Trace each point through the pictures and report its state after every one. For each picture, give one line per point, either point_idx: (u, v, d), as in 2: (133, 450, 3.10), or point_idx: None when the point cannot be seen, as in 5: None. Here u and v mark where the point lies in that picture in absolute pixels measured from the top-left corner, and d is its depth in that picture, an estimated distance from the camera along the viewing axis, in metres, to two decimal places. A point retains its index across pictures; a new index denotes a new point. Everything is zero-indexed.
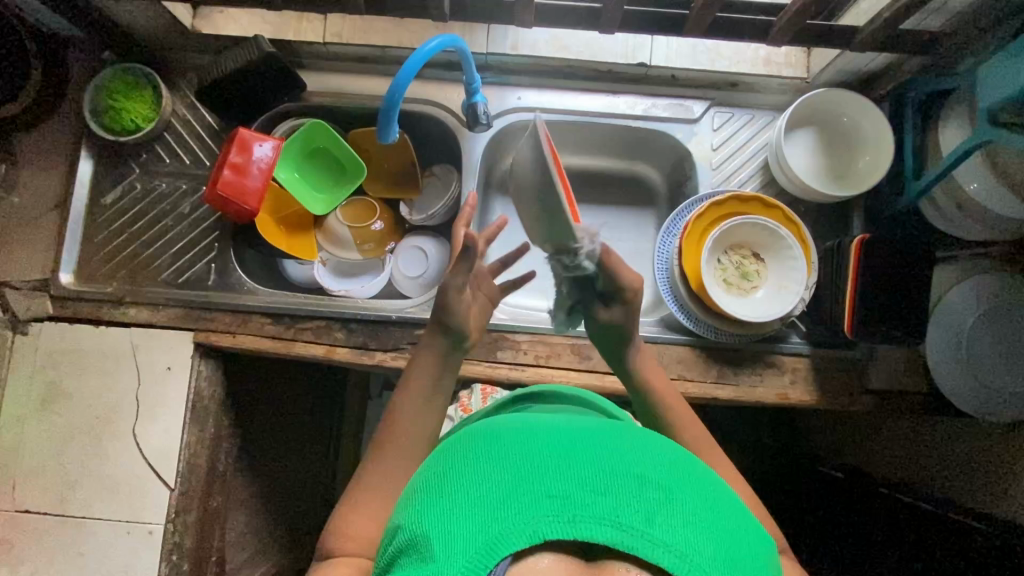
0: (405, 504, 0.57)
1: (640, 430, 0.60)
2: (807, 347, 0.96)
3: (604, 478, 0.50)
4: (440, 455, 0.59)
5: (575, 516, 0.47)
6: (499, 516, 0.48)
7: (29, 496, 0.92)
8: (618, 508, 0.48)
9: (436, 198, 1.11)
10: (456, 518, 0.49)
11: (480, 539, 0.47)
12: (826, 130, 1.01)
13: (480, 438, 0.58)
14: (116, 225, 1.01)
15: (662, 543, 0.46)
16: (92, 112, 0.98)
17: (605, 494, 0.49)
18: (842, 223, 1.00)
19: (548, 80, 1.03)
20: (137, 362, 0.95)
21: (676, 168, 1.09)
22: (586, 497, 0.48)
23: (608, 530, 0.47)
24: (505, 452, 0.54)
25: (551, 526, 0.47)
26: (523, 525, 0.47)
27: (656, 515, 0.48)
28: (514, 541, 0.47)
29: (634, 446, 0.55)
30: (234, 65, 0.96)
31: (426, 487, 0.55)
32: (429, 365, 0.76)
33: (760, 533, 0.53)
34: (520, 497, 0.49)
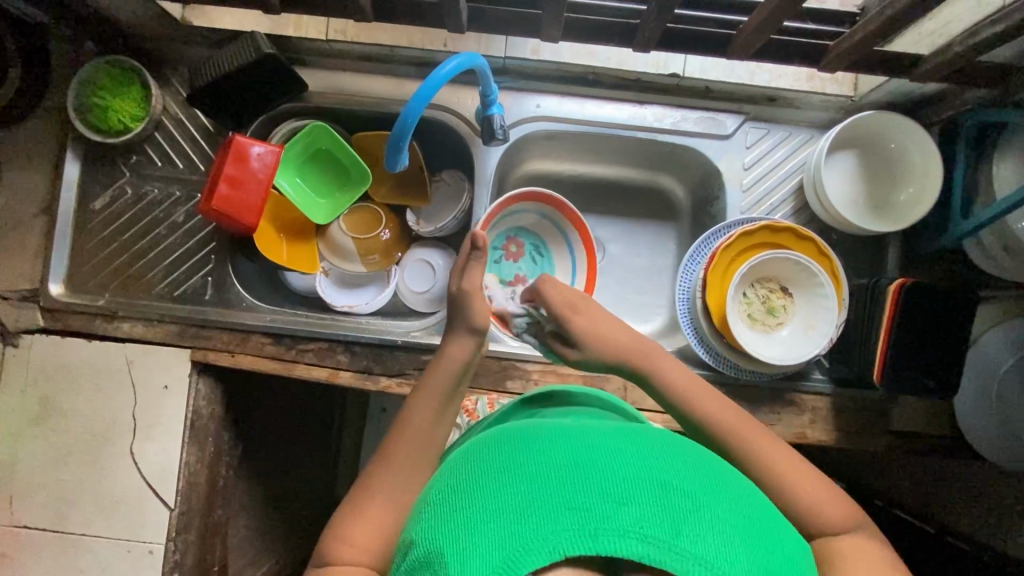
0: (414, 524, 0.51)
1: (660, 434, 0.54)
2: (830, 386, 0.92)
3: (624, 486, 0.45)
4: (448, 471, 0.54)
5: (598, 529, 0.42)
6: (513, 530, 0.43)
7: (26, 512, 0.90)
8: (644, 518, 0.42)
9: (445, 207, 1.04)
10: (470, 535, 0.44)
11: (493, 558, 0.42)
12: (868, 154, 0.93)
13: (491, 449, 0.53)
14: (107, 232, 0.95)
15: (691, 555, 0.41)
16: (75, 108, 0.90)
17: (627, 504, 0.43)
18: (876, 256, 0.94)
19: (569, 87, 0.95)
20: (132, 379, 0.91)
21: (702, 184, 1.02)
22: (609, 508, 0.43)
23: (635, 543, 0.41)
24: (519, 463, 0.49)
25: (573, 543, 0.41)
26: (541, 542, 0.42)
27: (684, 524, 0.43)
28: (533, 561, 0.41)
29: (656, 450, 0.50)
30: (228, 66, 0.87)
31: (435, 500, 0.50)
32: (453, 369, 0.76)
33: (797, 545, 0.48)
34: (536, 510, 0.44)
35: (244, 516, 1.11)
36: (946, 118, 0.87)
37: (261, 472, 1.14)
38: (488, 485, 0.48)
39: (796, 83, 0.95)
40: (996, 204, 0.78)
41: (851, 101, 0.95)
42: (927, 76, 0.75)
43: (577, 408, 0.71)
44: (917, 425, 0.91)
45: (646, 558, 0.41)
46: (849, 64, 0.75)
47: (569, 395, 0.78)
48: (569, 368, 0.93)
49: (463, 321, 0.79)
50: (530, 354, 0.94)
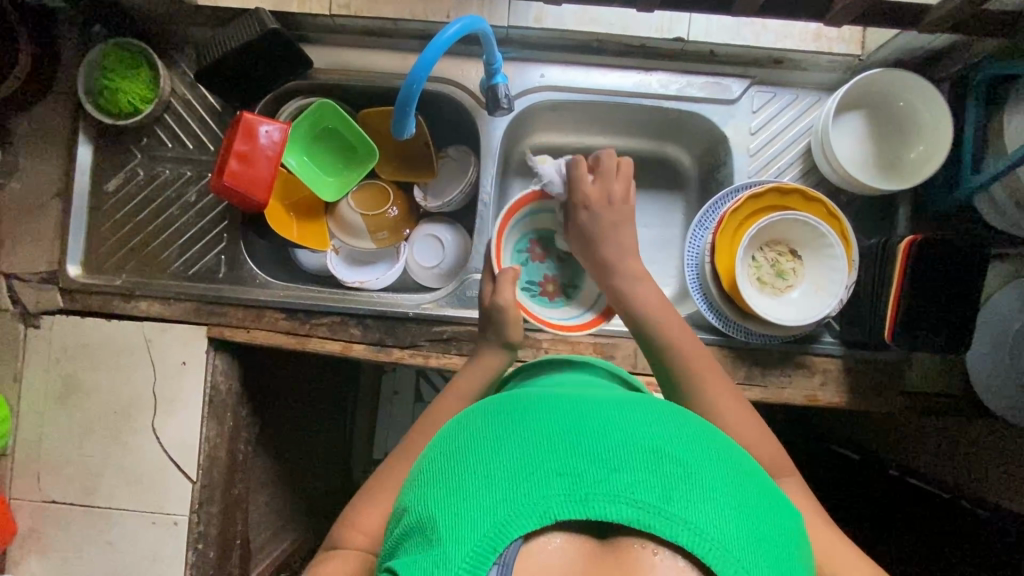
0: (407, 485, 0.52)
1: (655, 401, 0.55)
2: (840, 348, 0.92)
3: (617, 452, 0.46)
4: (442, 433, 0.55)
5: (589, 494, 0.43)
6: (506, 494, 0.44)
7: (54, 487, 0.93)
8: (634, 483, 0.44)
9: (452, 182, 1.04)
10: (462, 498, 0.45)
11: (487, 521, 0.43)
12: (878, 114, 0.93)
13: (486, 412, 0.53)
14: (121, 214, 0.97)
15: (680, 520, 0.42)
16: (86, 92, 0.92)
17: (619, 470, 0.44)
18: (887, 217, 0.93)
19: (573, 56, 0.95)
20: (151, 355, 0.93)
21: (709, 152, 1.02)
22: (600, 473, 0.44)
23: (624, 508, 0.43)
24: (513, 427, 0.49)
25: (562, 506, 0.43)
26: (532, 505, 0.43)
27: (676, 490, 0.44)
28: (524, 524, 0.43)
29: (650, 416, 0.51)
30: (235, 43, 0.89)
31: (427, 464, 0.51)
32: (483, 375, 0.79)
33: (788, 507, 0.49)
34: (527, 475, 0.45)
35: (264, 492, 1.13)
36: (957, 74, 0.86)
37: (279, 452, 1.16)
38: (480, 449, 0.48)
39: (803, 44, 0.92)
40: (1010, 153, 0.77)
41: (859, 61, 0.92)
42: (934, 28, 0.75)
43: (578, 377, 0.72)
44: (930, 386, 0.91)
45: (636, 522, 0.42)
46: (855, 17, 0.74)
47: (573, 362, 0.79)
48: (578, 336, 0.94)
49: (498, 334, 0.80)
50: (541, 323, 0.94)
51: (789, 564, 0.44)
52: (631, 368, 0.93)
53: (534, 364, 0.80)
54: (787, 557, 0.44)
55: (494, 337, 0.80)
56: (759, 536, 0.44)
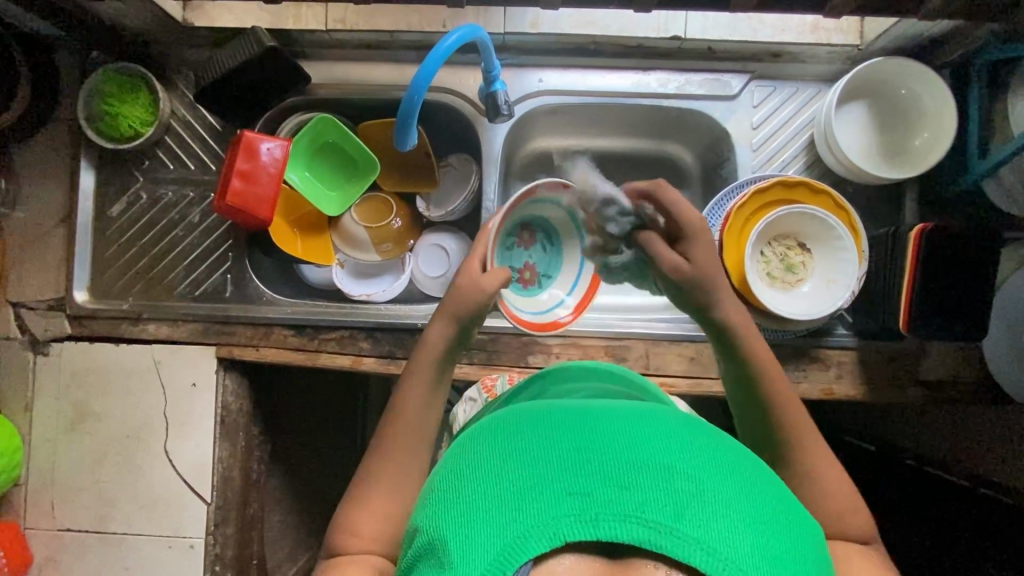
0: (419, 505, 0.52)
1: (667, 415, 0.54)
2: (854, 340, 0.91)
3: (627, 470, 0.46)
4: (452, 452, 0.55)
5: (599, 515, 0.43)
6: (516, 516, 0.44)
7: (70, 515, 0.93)
8: (645, 502, 0.44)
9: (455, 190, 1.04)
10: (473, 521, 0.45)
11: (497, 543, 0.43)
12: (880, 103, 0.92)
13: (494, 430, 0.54)
14: (126, 237, 0.97)
15: (691, 539, 0.42)
16: (87, 118, 0.92)
17: (629, 489, 0.44)
18: (894, 205, 0.92)
19: (571, 59, 0.95)
20: (162, 378, 0.93)
21: (711, 148, 1.01)
22: (610, 492, 0.44)
23: (635, 528, 0.42)
24: (524, 445, 0.50)
25: (572, 528, 0.43)
26: (541, 526, 0.43)
27: (686, 508, 0.43)
28: (534, 546, 0.42)
29: (660, 430, 0.50)
30: (233, 62, 0.88)
31: (438, 485, 0.51)
32: (438, 352, 0.71)
33: (802, 520, 0.49)
34: (537, 496, 0.45)
35: (279, 510, 1.12)
36: (958, 59, 0.86)
37: (293, 470, 1.16)
38: (490, 467, 0.48)
39: (801, 36, 0.91)
40: (1017, 137, 0.77)
41: (859, 50, 0.92)
42: (935, 15, 0.74)
43: (596, 387, 0.71)
44: (948, 374, 0.90)
45: (646, 542, 0.42)
46: (855, 7, 0.74)
47: (584, 369, 0.78)
48: (589, 339, 0.93)
49: (455, 307, 0.70)
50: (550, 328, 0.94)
51: None
52: (644, 369, 0.92)
53: (544, 373, 0.80)
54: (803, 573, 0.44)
55: (450, 305, 0.70)
56: (772, 556, 0.43)
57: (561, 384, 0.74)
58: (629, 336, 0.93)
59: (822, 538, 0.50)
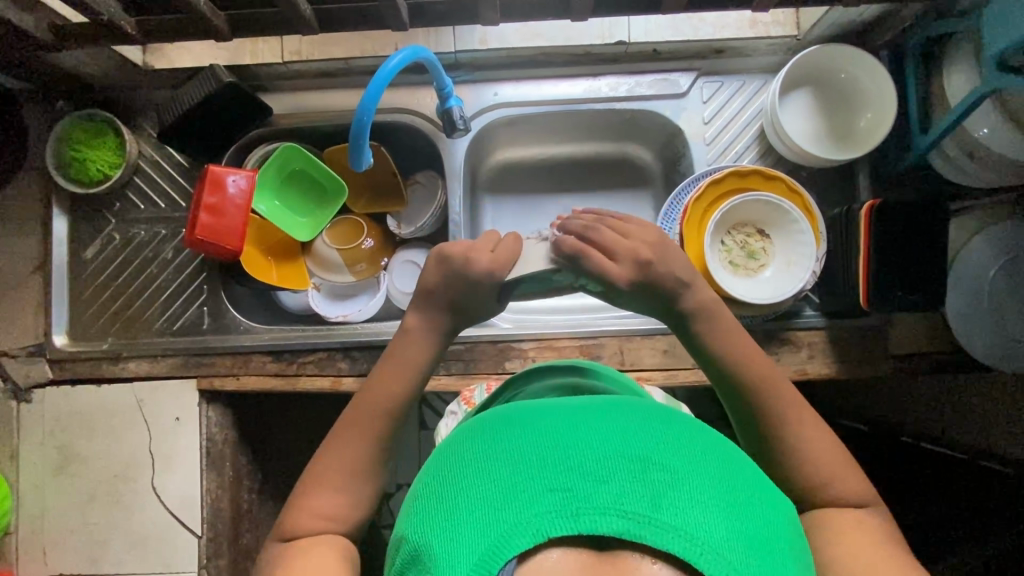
0: (405, 515, 0.53)
1: (638, 406, 0.56)
2: (823, 319, 0.93)
3: (604, 464, 0.47)
4: (435, 458, 0.56)
5: (580, 509, 0.44)
6: (497, 518, 0.45)
7: (63, 560, 0.93)
8: (623, 494, 0.44)
9: (424, 206, 1.07)
10: (458, 526, 0.46)
11: (481, 545, 0.44)
12: (823, 89, 0.95)
13: (475, 434, 0.55)
14: (102, 278, 0.98)
15: (670, 527, 0.43)
16: (56, 164, 0.94)
17: (607, 483, 0.45)
18: (848, 185, 0.95)
19: (522, 71, 0.98)
20: (145, 415, 0.94)
21: (668, 145, 1.04)
22: (588, 487, 0.45)
23: (615, 519, 0.43)
24: (501, 445, 0.51)
25: (554, 524, 0.44)
26: (524, 525, 0.44)
27: (664, 497, 0.44)
28: (518, 545, 0.43)
29: (636, 424, 0.51)
30: (193, 100, 0.91)
31: (423, 493, 0.52)
32: (420, 349, 0.71)
33: (778, 503, 0.50)
34: (519, 495, 0.46)
35: None
36: (890, 41, 0.90)
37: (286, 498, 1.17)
38: (473, 470, 0.49)
39: (740, 31, 0.94)
40: (954, 109, 0.80)
41: (797, 41, 0.95)
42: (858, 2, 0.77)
43: (569, 385, 0.72)
44: (917, 345, 0.91)
45: (627, 533, 0.43)
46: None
47: (554, 368, 0.79)
48: (563, 340, 0.94)
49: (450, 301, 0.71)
50: (525, 333, 0.95)
51: (781, 561, 0.45)
52: (620, 365, 0.93)
53: (517, 377, 0.81)
54: (777, 552, 0.45)
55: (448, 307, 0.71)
56: (749, 537, 0.44)
57: (535, 385, 0.75)
58: (602, 334, 0.94)
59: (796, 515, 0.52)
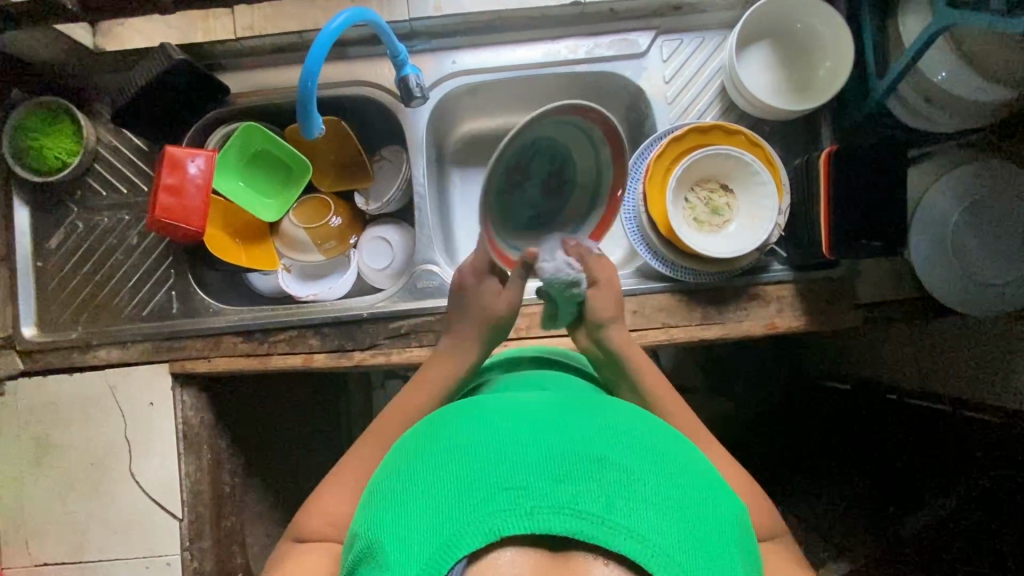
0: (364, 510, 0.53)
1: (600, 411, 0.57)
2: (790, 273, 0.93)
3: (562, 466, 0.48)
4: (398, 455, 0.56)
5: (534, 508, 0.45)
6: (453, 516, 0.46)
7: (45, 550, 0.94)
8: (578, 495, 0.46)
9: (390, 180, 1.06)
10: (414, 523, 0.47)
11: (435, 542, 0.45)
12: (783, 41, 0.95)
13: (439, 433, 0.55)
14: (67, 268, 0.98)
15: (620, 528, 0.44)
16: (13, 153, 0.93)
17: (563, 483, 0.46)
18: (810, 138, 0.95)
19: (480, 37, 0.97)
20: (118, 401, 0.94)
21: (632, 108, 1.04)
22: (544, 487, 0.46)
23: (568, 519, 0.44)
24: (462, 445, 0.52)
25: (507, 523, 0.44)
26: (478, 523, 0.45)
27: (617, 500, 0.46)
28: (471, 543, 0.44)
29: (596, 430, 0.53)
30: (145, 80, 0.89)
31: (383, 490, 0.52)
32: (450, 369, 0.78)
33: (730, 508, 0.52)
34: (476, 494, 0.47)
35: (261, 522, 1.14)
36: None
37: (269, 480, 1.17)
38: (434, 469, 0.50)
39: None
40: (908, 50, 0.79)
41: None
42: None
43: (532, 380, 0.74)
44: (883, 293, 0.92)
45: (579, 533, 0.44)
46: None
47: (520, 362, 0.81)
48: (533, 306, 0.94)
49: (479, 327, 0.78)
50: None
51: (728, 565, 0.46)
52: None
53: (482, 371, 0.82)
54: (725, 557, 0.47)
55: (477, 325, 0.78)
56: (698, 542, 0.46)
57: (499, 377, 0.77)
58: None
59: (747, 519, 0.54)
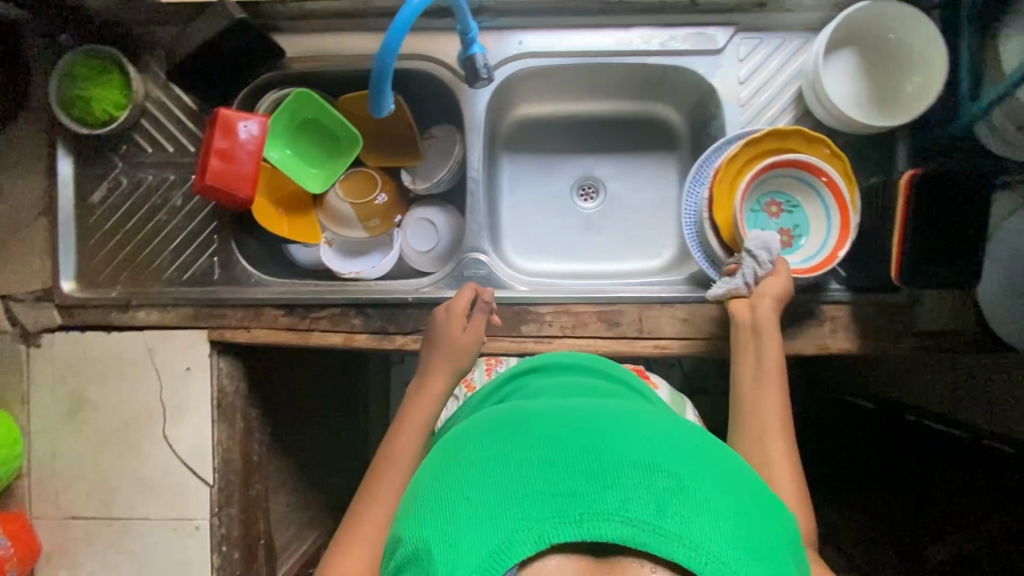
0: (402, 515, 0.51)
1: (642, 413, 0.55)
2: (849, 294, 0.90)
3: (609, 470, 0.45)
4: (434, 457, 0.54)
5: (584, 514, 0.43)
6: (499, 521, 0.44)
7: (76, 503, 0.94)
8: (628, 501, 0.44)
9: (440, 161, 1.03)
10: (457, 528, 0.44)
11: (482, 549, 0.43)
12: (869, 51, 0.90)
13: (476, 434, 0.53)
14: (108, 225, 0.96)
15: (674, 535, 0.42)
16: (60, 103, 0.90)
17: (611, 488, 0.44)
18: (886, 156, 0.91)
19: (550, 18, 0.92)
20: (156, 363, 0.93)
21: (699, 106, 1.00)
22: (592, 491, 0.44)
23: (619, 526, 0.42)
24: (502, 445, 0.49)
25: (556, 530, 0.43)
26: (526, 530, 0.43)
27: (668, 504, 0.43)
28: (520, 550, 0.42)
29: (640, 429, 0.50)
30: (203, 38, 0.86)
31: (421, 492, 0.50)
32: (430, 405, 0.79)
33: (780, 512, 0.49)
34: (522, 498, 0.44)
35: (283, 490, 1.14)
36: None
37: (293, 450, 1.17)
38: (474, 470, 0.48)
39: None
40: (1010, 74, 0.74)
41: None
42: None
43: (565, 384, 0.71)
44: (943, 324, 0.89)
45: (632, 540, 0.42)
46: None
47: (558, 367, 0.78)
48: (581, 306, 0.92)
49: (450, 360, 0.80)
50: (542, 297, 0.93)
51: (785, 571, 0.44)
52: (639, 332, 0.91)
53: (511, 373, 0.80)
54: (781, 563, 0.44)
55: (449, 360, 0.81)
56: (756, 549, 0.43)
57: (539, 382, 0.74)
58: (621, 300, 0.92)
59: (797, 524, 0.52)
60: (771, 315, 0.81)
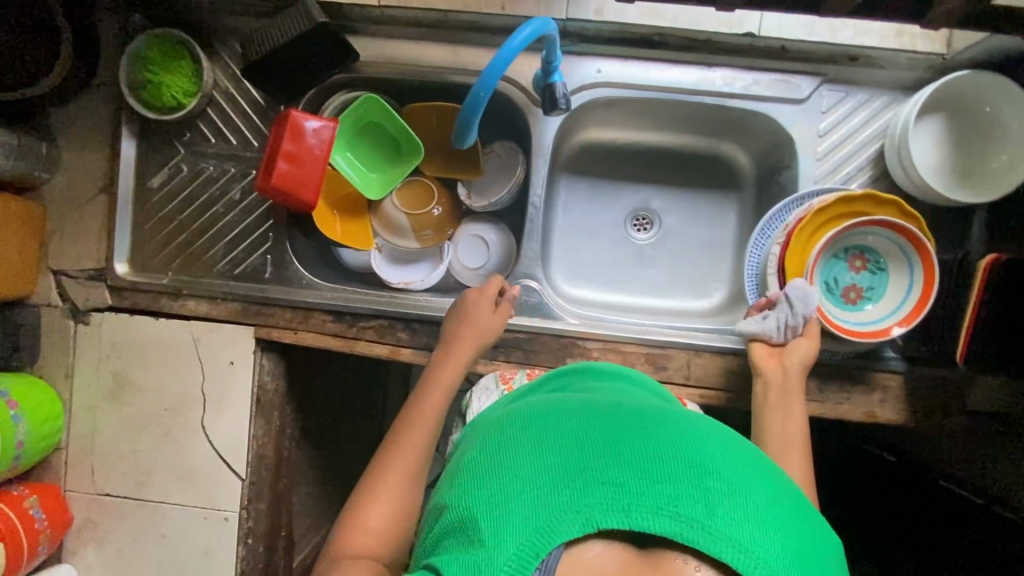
0: (447, 486, 0.51)
1: (693, 414, 0.53)
2: (904, 364, 0.89)
3: (662, 465, 0.44)
4: (482, 436, 0.54)
5: (632, 505, 0.42)
6: (548, 501, 0.43)
7: (110, 481, 0.96)
8: (679, 496, 0.43)
9: (500, 179, 1.01)
10: (504, 503, 0.44)
11: (528, 525, 0.42)
12: (959, 117, 0.87)
13: (527, 417, 0.52)
14: (165, 211, 0.96)
15: (722, 535, 0.41)
16: (129, 86, 0.89)
17: (663, 483, 0.43)
18: (961, 227, 0.88)
19: (632, 49, 0.90)
20: (200, 354, 0.93)
21: (771, 151, 0.97)
22: (643, 484, 0.43)
23: (667, 520, 0.41)
24: (554, 431, 0.49)
25: (604, 515, 0.42)
26: (573, 511, 0.42)
27: (719, 505, 0.42)
28: (566, 531, 0.42)
29: (694, 430, 0.49)
30: (281, 39, 0.85)
31: (468, 467, 0.50)
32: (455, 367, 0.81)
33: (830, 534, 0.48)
34: (571, 481, 0.44)
35: (306, 483, 1.15)
36: None
37: (320, 446, 1.18)
38: (524, 451, 0.47)
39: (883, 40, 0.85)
40: None
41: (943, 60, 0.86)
42: None
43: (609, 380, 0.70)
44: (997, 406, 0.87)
45: (679, 536, 0.41)
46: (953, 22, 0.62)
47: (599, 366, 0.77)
48: (630, 345, 0.91)
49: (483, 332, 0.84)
50: (591, 331, 0.92)
51: None
52: (685, 378, 0.90)
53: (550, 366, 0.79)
54: None
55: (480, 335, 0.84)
56: (805, 563, 0.42)
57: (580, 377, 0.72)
58: (671, 344, 0.91)
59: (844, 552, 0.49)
60: (798, 378, 0.79)
